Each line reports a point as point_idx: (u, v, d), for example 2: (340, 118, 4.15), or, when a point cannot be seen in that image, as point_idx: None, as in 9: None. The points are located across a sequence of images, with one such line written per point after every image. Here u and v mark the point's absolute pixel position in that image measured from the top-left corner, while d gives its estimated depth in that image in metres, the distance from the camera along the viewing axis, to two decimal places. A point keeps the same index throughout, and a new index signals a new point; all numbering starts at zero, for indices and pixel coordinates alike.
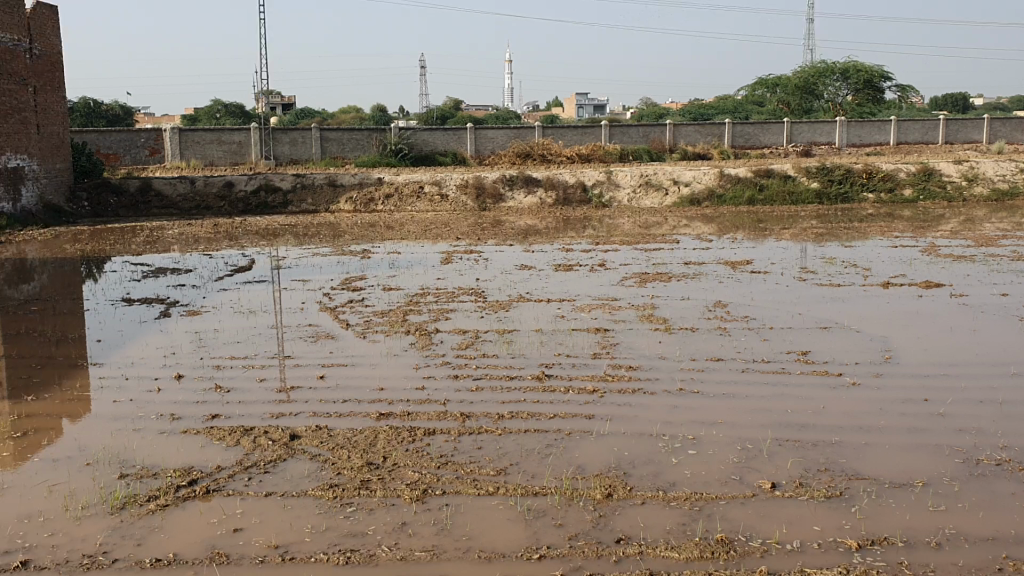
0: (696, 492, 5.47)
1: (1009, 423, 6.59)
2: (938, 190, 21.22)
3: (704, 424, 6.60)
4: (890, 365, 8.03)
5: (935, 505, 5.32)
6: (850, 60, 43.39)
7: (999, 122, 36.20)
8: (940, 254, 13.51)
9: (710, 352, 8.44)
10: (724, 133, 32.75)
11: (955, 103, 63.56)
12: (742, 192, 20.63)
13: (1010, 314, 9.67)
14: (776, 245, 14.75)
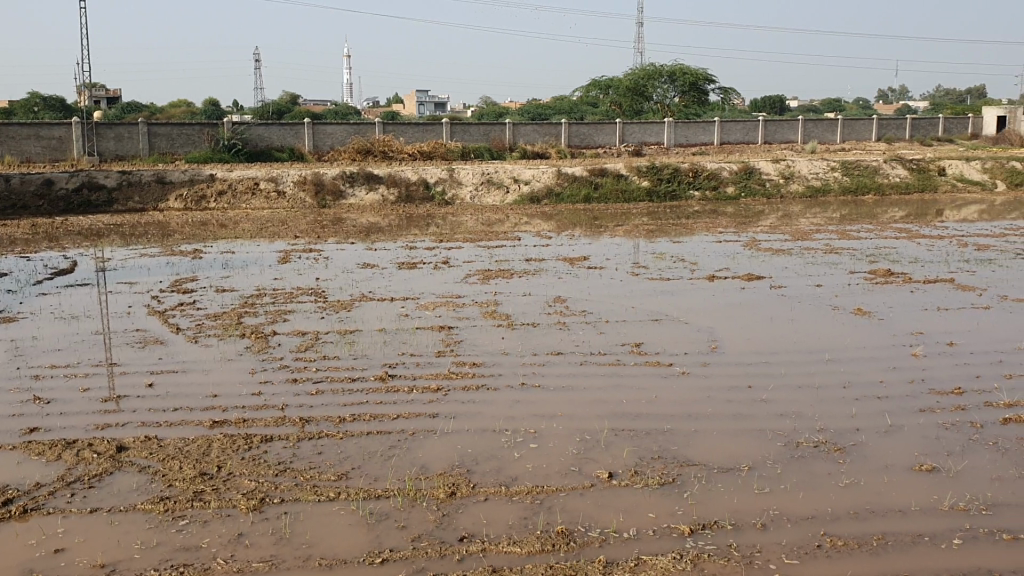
0: (536, 486, 5.55)
1: (824, 406, 7.02)
2: (759, 188, 22.35)
3: (544, 417, 6.72)
4: (717, 354, 8.42)
5: (760, 487, 5.61)
6: (678, 64, 45.34)
7: (812, 123, 38.55)
8: (761, 248, 14.25)
9: (550, 346, 8.60)
10: (561, 132, 33.49)
11: (774, 105, 67.08)
12: (579, 190, 21.09)
13: (825, 303, 10.31)
14: (611, 242, 15.18)
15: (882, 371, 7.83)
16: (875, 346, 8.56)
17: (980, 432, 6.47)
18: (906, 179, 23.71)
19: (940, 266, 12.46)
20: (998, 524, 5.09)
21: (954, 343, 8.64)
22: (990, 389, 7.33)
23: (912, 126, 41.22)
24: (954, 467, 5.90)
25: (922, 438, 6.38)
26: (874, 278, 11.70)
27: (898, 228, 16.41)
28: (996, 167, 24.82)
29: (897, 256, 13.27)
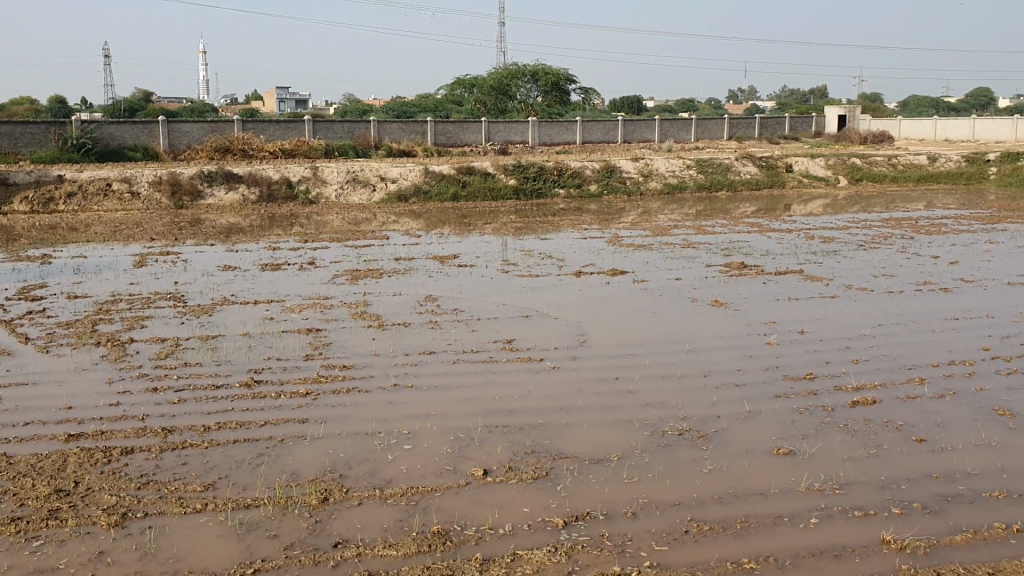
0: (412, 487, 5.53)
1: (687, 395, 7.27)
2: (621, 185, 22.90)
3: (417, 418, 6.69)
4: (585, 348, 8.58)
5: (630, 476, 5.76)
6: (539, 64, 46.10)
7: (669, 123, 39.79)
8: (624, 244, 14.62)
9: (422, 345, 8.57)
10: (426, 131, 33.45)
11: (633, 104, 68.82)
12: (446, 188, 21.09)
13: (685, 296, 10.67)
14: (480, 239, 15.26)
15: (740, 360, 8.17)
16: (734, 336, 8.92)
17: (832, 415, 6.83)
18: (757, 176, 24.78)
19: (790, 258, 13.09)
20: (850, 501, 5.39)
21: (805, 331, 9.10)
22: (838, 374, 7.76)
23: (761, 125, 43.13)
24: (809, 449, 6.21)
25: (779, 423, 6.68)
26: (730, 270, 12.18)
27: (751, 223, 17.15)
28: (838, 164, 26.27)
29: (751, 249, 13.86)
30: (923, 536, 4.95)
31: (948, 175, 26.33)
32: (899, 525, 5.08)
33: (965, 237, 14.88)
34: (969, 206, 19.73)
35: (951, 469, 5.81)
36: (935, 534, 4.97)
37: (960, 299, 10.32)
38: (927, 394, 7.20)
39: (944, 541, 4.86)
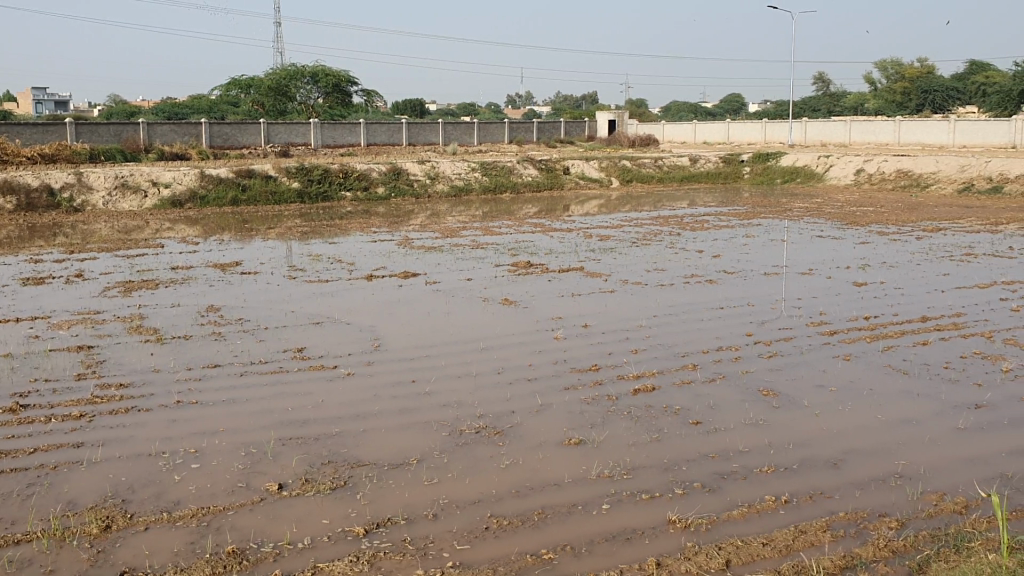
0: (202, 508, 5.28)
1: (481, 393, 7.39)
2: (407, 188, 22.94)
3: (204, 435, 6.40)
4: (378, 352, 8.53)
5: (429, 478, 5.79)
6: (318, 65, 45.37)
7: (451, 127, 40.22)
8: (413, 246, 14.65)
9: (206, 358, 8.21)
10: (201, 133, 32.10)
11: (414, 108, 68.97)
12: (225, 193, 20.31)
13: (475, 295, 10.84)
14: (263, 245, 14.81)
15: (529, 355, 8.39)
16: (522, 332, 9.15)
17: (616, 403, 7.17)
18: (537, 178, 25.56)
19: (572, 256, 13.61)
20: (637, 486, 5.68)
21: (588, 324, 9.49)
22: (621, 364, 8.14)
23: (538, 129, 44.53)
24: (597, 437, 6.48)
25: (568, 414, 6.93)
26: (517, 269, 12.50)
27: (534, 223, 17.67)
28: (611, 166, 27.60)
29: (535, 249, 14.27)
30: (703, 513, 5.28)
31: (709, 176, 28.28)
32: (682, 505, 5.40)
33: (727, 232, 16.05)
34: (729, 203, 21.28)
35: (725, 449, 6.24)
36: (715, 510, 5.32)
37: (724, 290, 11.10)
38: (700, 379, 7.72)
39: (723, 517, 5.22)
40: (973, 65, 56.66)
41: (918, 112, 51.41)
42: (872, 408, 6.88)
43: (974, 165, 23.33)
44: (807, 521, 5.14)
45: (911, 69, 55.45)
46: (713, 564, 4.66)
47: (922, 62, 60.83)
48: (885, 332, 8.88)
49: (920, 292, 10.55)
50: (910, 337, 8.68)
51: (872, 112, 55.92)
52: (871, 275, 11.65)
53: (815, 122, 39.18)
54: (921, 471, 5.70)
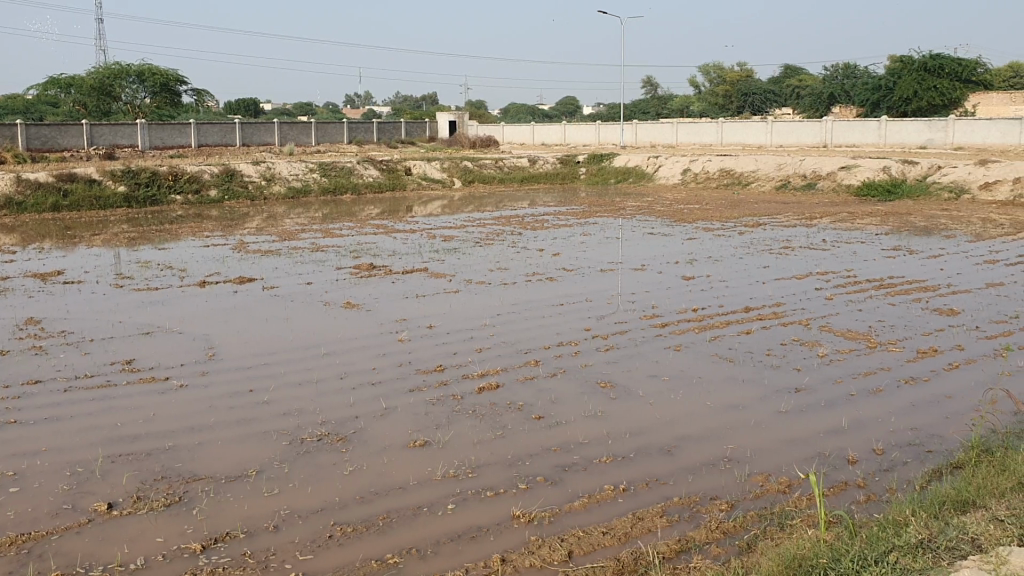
0: (23, 533, 4.96)
1: (323, 399, 7.27)
2: (242, 190, 22.25)
3: (23, 456, 6.01)
4: (213, 362, 8.24)
5: (269, 489, 5.65)
6: (143, 63, 43.25)
7: (287, 127, 39.29)
8: (250, 250, 14.23)
9: (26, 375, 7.70)
10: (15, 135, 30.08)
11: (248, 108, 66.93)
12: (45, 198, 19.10)
13: (316, 299, 10.64)
14: (88, 253, 14.03)
15: (373, 359, 8.31)
16: (365, 336, 9.05)
17: (460, 402, 7.20)
18: (378, 178, 25.32)
19: (415, 257, 13.57)
20: (481, 483, 5.73)
21: (432, 325, 9.49)
22: (464, 363, 8.18)
23: (378, 129, 44.16)
24: (441, 438, 6.49)
25: (412, 416, 6.91)
26: (359, 272, 12.33)
27: (375, 225, 17.48)
28: (451, 167, 27.67)
29: (377, 250, 14.15)
30: (546, 506, 5.38)
31: (547, 176, 28.82)
32: (525, 500, 5.48)
33: (566, 231, 16.39)
34: (566, 203, 21.75)
35: (566, 441, 6.38)
36: (557, 503, 5.43)
37: (563, 287, 11.35)
38: (542, 374, 7.86)
39: (565, 508, 5.34)
40: (787, 70, 60.07)
41: (738, 113, 53.68)
42: (703, 395, 7.19)
43: (790, 165, 24.75)
44: (645, 508, 5.33)
45: (731, 73, 58.16)
46: (556, 556, 4.76)
47: (741, 66, 64.01)
48: (713, 322, 9.32)
49: (743, 284, 11.11)
50: (736, 326, 9.13)
51: (698, 114, 58.32)
52: (700, 269, 12.19)
53: (645, 123, 40.47)
54: (748, 454, 6.01)
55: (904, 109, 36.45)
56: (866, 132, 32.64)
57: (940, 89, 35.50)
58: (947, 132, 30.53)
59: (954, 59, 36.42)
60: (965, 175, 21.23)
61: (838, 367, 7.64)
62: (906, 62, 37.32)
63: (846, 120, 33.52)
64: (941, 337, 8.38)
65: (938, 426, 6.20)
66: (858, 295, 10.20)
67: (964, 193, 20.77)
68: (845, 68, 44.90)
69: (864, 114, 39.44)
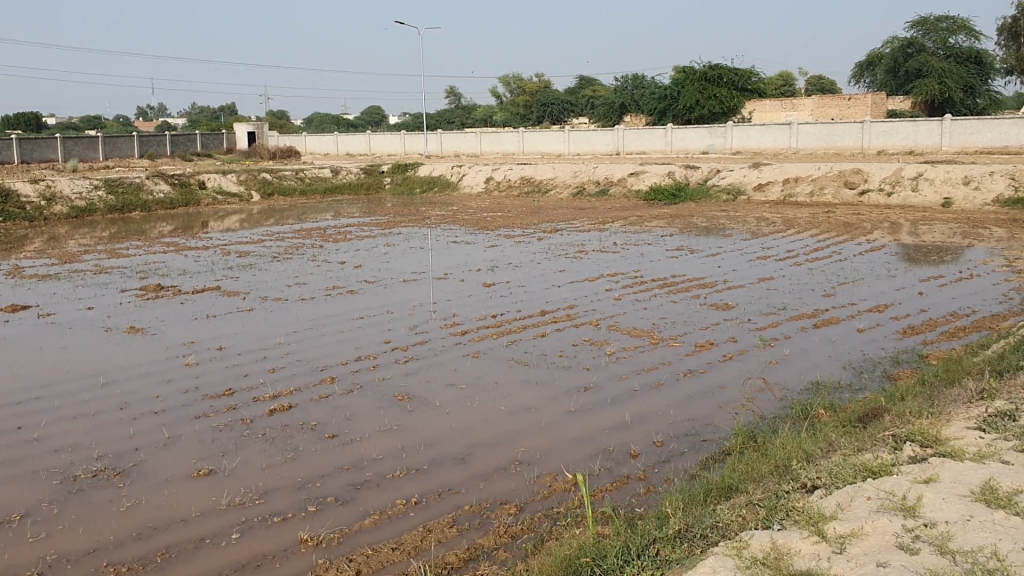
0: None
1: (102, 432, 6.85)
2: (19, 211, 20.68)
3: None
4: None
5: (35, 534, 5.26)
6: None
7: (71, 142, 36.89)
8: (25, 275, 13.25)
9: None
10: None
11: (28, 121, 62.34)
12: None
13: (97, 325, 10.02)
14: None
15: (158, 386, 7.90)
16: (149, 362, 8.59)
17: (249, 427, 6.95)
18: (171, 194, 24.22)
19: (207, 275, 13.06)
20: (268, 509, 5.55)
21: (223, 347, 9.13)
22: (256, 385, 7.91)
23: (172, 142, 42.27)
24: (228, 465, 6.24)
25: (198, 444, 6.61)
26: (145, 294, 11.71)
27: (166, 243, 16.70)
28: (249, 179, 26.84)
29: (166, 270, 13.52)
30: (334, 527, 5.28)
31: (349, 186, 28.55)
32: (314, 523, 5.35)
33: (367, 242, 16.24)
34: (368, 214, 21.58)
35: (359, 459, 6.29)
36: (346, 523, 5.34)
37: (365, 299, 11.23)
38: (337, 391, 7.71)
39: (355, 528, 5.26)
40: (582, 81, 62.21)
41: (539, 123, 55.16)
42: (495, 401, 7.28)
43: (586, 171, 25.65)
44: (435, 519, 5.32)
45: (530, 84, 59.62)
46: None
47: (539, 77, 65.87)
48: (510, 327, 9.48)
49: (540, 288, 11.38)
50: (531, 330, 9.33)
51: (500, 124, 59.52)
52: (499, 275, 12.39)
53: (448, 133, 40.74)
54: (536, 456, 6.12)
55: (688, 117, 38.55)
56: (654, 139, 34.26)
57: (719, 98, 37.73)
58: (725, 137, 32.60)
59: (731, 70, 38.77)
60: (741, 178, 22.72)
61: (624, 365, 7.94)
62: (688, 72, 39.29)
63: (636, 128, 35.05)
64: (719, 330, 8.89)
65: (711, 415, 6.55)
66: (644, 294, 10.67)
67: (740, 194, 22.24)
68: (634, 78, 46.99)
69: (652, 122, 41.33)
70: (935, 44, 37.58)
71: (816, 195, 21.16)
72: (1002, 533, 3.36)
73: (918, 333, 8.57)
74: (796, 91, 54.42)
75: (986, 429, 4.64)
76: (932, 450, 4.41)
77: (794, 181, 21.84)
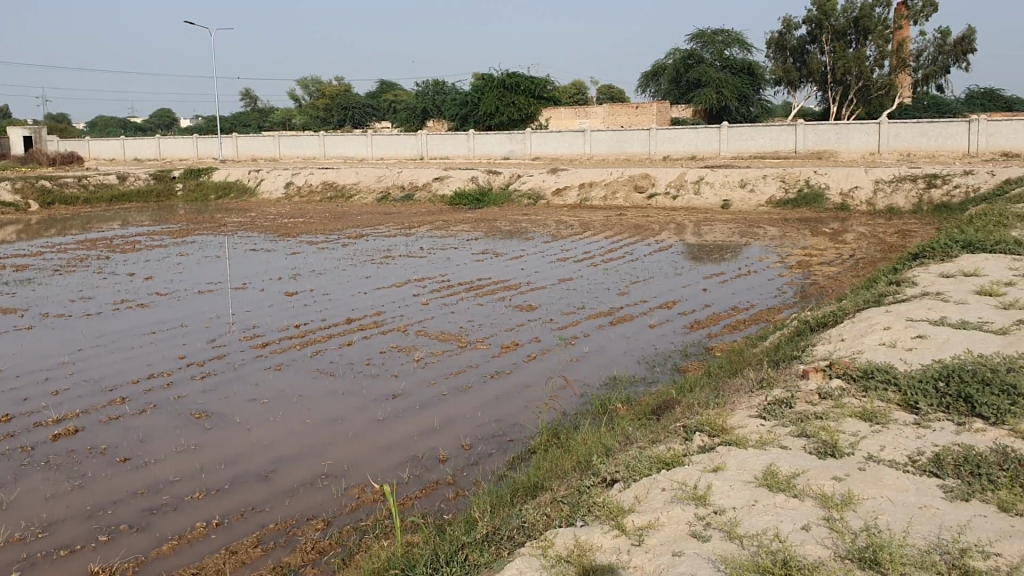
0: None
1: None
2: None
3: None
4: None
5: None
6: None
7: None
8: None
9: None
10: None
11: None
12: None
13: None
14: None
15: None
16: None
17: (30, 455, 6.43)
18: None
19: None
20: (53, 543, 5.15)
21: None
22: (38, 410, 7.33)
23: None
24: (6, 498, 5.75)
25: None
26: None
27: None
28: (25, 187, 24.88)
29: None
30: (130, 556, 4.97)
31: (138, 194, 27.05)
32: (105, 554, 5.02)
33: (158, 253, 15.40)
34: (159, 222, 20.51)
35: (155, 482, 5.95)
36: (142, 551, 5.04)
37: (158, 313, 10.66)
38: (129, 412, 7.26)
39: (152, 555, 4.97)
40: (382, 84, 61.93)
41: (340, 128, 54.54)
42: (300, 414, 7.10)
43: (389, 176, 25.52)
44: (240, 539, 5.12)
45: (329, 87, 58.80)
46: None
47: (338, 81, 65.09)
48: (314, 337, 9.27)
49: (345, 295, 11.20)
50: (337, 339, 9.16)
51: (299, 129, 58.25)
52: (302, 283, 12.10)
53: (245, 137, 39.48)
54: (344, 468, 6.01)
55: (488, 123, 39.16)
56: (456, 144, 34.60)
57: (518, 104, 38.62)
58: (524, 143, 33.34)
59: (528, 78, 39.63)
60: (540, 183, 23.32)
61: (432, 369, 7.95)
62: (487, 80, 39.82)
63: (439, 133, 35.27)
64: (522, 331, 9.06)
65: (517, 415, 6.67)
66: (450, 298, 10.73)
67: (540, 198, 22.82)
68: (435, 84, 47.21)
69: (454, 127, 41.70)
70: (712, 55, 39.83)
71: (609, 199, 22.02)
72: (783, 515, 3.61)
73: (704, 327, 9.10)
74: (589, 99, 56.55)
75: (767, 417, 4.97)
76: (719, 439, 4.68)
77: (589, 186, 22.65)
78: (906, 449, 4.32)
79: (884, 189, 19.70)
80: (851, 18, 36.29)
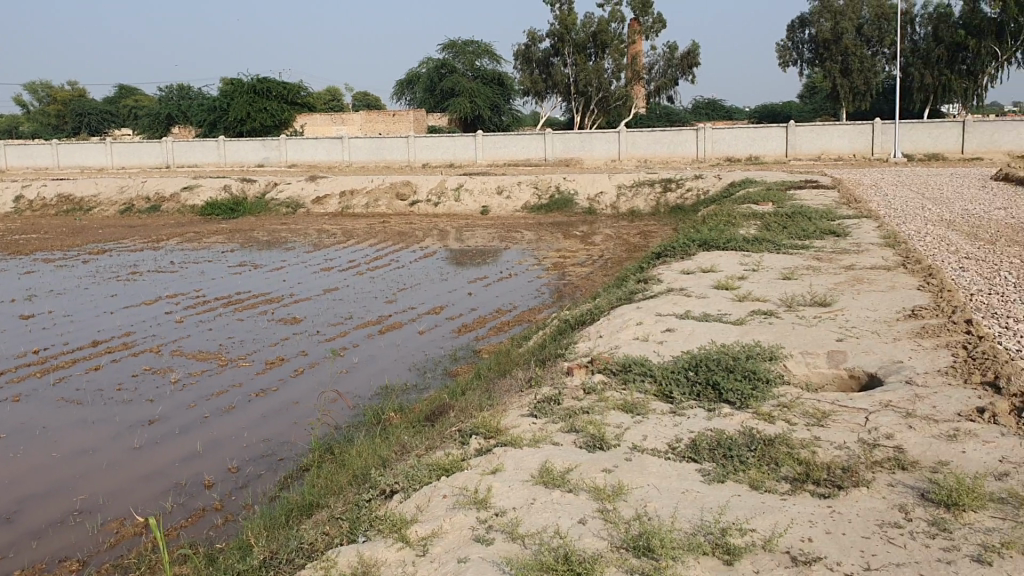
0: None
1: None
2: None
3: None
4: None
5: None
6: None
7: None
8: None
9: None
10: None
11: None
12: None
13: None
14: None
15: None
16: None
17: None
18: None
19: None
20: None
21: None
22: None
23: None
24: None
25: None
26: None
27: None
28: None
29: None
30: None
31: None
32: None
33: None
34: None
35: None
36: None
37: None
38: None
39: None
40: (122, 90, 58.23)
41: (75, 135, 50.63)
42: (45, 447, 6.49)
43: (133, 186, 23.97)
44: None
45: (61, 93, 54.55)
46: None
47: (72, 85, 60.47)
48: (56, 363, 8.51)
49: (90, 316, 10.39)
50: (82, 364, 8.46)
51: (27, 137, 53.52)
52: (39, 305, 11.08)
53: None
54: (99, 502, 5.55)
55: (240, 129, 37.87)
56: (206, 151, 33.07)
57: (270, 110, 37.59)
58: (279, 150, 32.45)
59: (280, 83, 38.70)
60: (299, 191, 22.79)
61: (192, 391, 7.54)
62: (238, 85, 38.38)
63: (186, 140, 33.60)
64: (287, 346, 8.80)
65: (287, 433, 6.46)
66: (208, 314, 10.22)
67: (300, 207, 22.31)
68: (180, 88, 45.02)
69: (202, 134, 39.90)
70: (463, 66, 40.51)
71: (371, 207, 21.89)
72: (560, 511, 3.73)
73: (471, 330, 9.26)
74: (344, 107, 56.05)
75: (538, 414, 5.12)
76: (494, 440, 4.75)
77: (350, 194, 22.39)
78: (666, 437, 4.59)
79: (627, 194, 20.96)
80: (591, 32, 38.26)
